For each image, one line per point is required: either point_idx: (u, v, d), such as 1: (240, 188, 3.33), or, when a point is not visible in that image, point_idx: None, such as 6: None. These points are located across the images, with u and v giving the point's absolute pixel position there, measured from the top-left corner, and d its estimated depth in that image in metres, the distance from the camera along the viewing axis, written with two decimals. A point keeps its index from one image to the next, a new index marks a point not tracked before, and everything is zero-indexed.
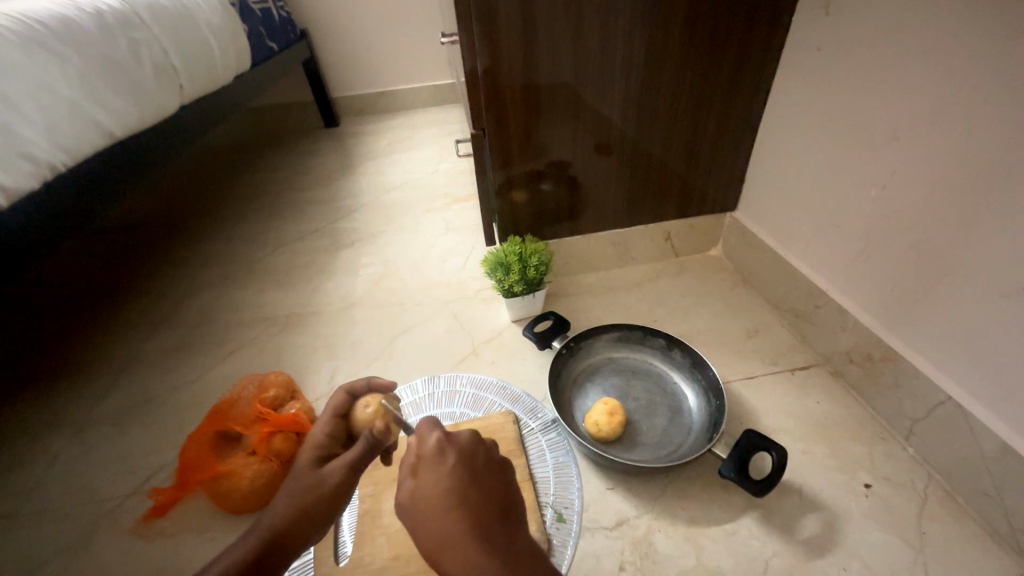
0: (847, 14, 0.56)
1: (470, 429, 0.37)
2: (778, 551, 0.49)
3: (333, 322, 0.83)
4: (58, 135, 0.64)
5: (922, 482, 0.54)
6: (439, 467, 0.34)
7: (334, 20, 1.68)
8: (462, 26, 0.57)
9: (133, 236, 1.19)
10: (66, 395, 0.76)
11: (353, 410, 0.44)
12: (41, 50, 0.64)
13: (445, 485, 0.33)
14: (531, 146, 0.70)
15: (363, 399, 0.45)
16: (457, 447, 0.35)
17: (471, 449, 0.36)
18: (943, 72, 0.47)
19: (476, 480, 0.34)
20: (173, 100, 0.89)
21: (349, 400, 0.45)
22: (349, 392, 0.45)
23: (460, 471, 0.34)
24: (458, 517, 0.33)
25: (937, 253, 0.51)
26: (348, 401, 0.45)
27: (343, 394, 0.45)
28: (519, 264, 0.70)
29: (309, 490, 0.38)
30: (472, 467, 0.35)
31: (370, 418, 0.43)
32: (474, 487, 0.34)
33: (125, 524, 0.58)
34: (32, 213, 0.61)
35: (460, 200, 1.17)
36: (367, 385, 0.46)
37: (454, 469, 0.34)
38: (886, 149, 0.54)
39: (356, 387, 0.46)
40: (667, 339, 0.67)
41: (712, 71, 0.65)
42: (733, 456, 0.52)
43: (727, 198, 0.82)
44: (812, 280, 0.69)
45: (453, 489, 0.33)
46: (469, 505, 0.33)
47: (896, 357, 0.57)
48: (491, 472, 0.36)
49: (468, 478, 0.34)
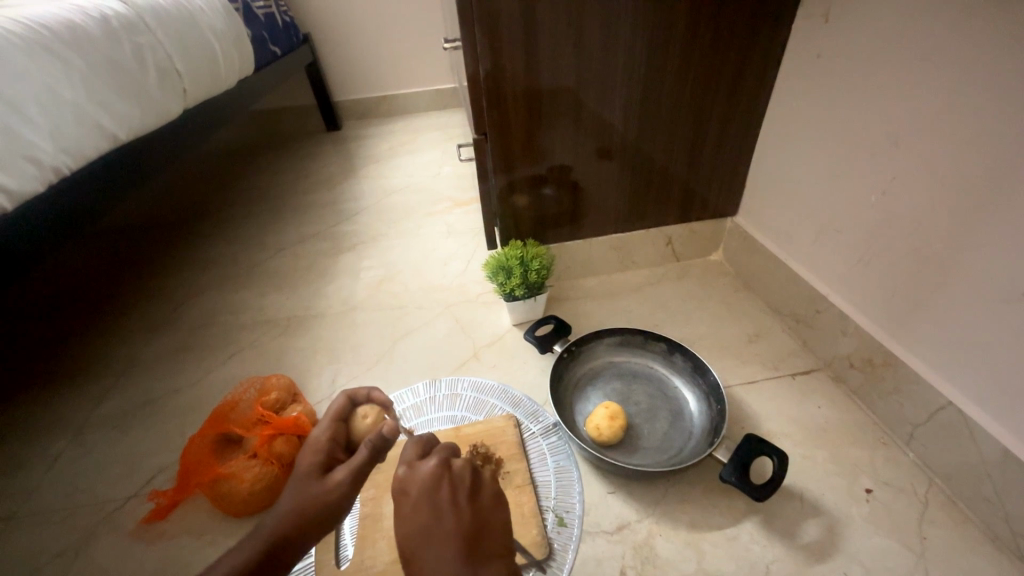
0: (847, 22, 0.56)
1: (434, 458, 0.36)
2: (779, 556, 0.49)
3: (334, 325, 0.83)
4: (62, 139, 0.64)
5: (923, 487, 0.54)
6: (407, 499, 0.34)
7: (336, 24, 1.69)
8: (466, 32, 0.58)
9: (135, 238, 1.20)
10: (67, 397, 0.76)
11: (353, 418, 0.45)
12: (46, 55, 0.64)
13: (407, 526, 0.33)
14: (533, 151, 0.70)
15: (362, 408, 0.46)
16: (423, 479, 0.34)
17: (438, 476, 0.35)
18: (941, 79, 0.47)
19: (442, 510, 0.33)
20: (177, 104, 0.89)
21: (350, 406, 0.46)
22: (349, 397, 0.46)
23: (425, 503, 0.33)
24: (425, 552, 0.31)
25: (937, 258, 0.51)
26: (348, 407, 0.46)
27: (345, 398, 0.46)
28: (520, 268, 0.70)
29: (315, 492, 0.37)
30: (438, 497, 0.33)
31: (370, 427, 0.44)
32: (441, 519, 0.32)
33: (125, 527, 0.58)
34: (37, 215, 0.62)
35: (461, 204, 1.18)
36: (365, 394, 0.48)
37: (421, 501, 0.33)
38: (886, 155, 0.55)
39: (356, 393, 0.48)
40: (668, 344, 0.67)
41: (713, 77, 0.66)
42: (734, 461, 0.52)
43: (728, 202, 0.82)
44: (812, 284, 0.69)
45: (420, 523, 0.32)
46: (436, 537, 0.32)
47: (896, 363, 0.57)
48: (461, 500, 0.34)
49: (434, 509, 0.33)
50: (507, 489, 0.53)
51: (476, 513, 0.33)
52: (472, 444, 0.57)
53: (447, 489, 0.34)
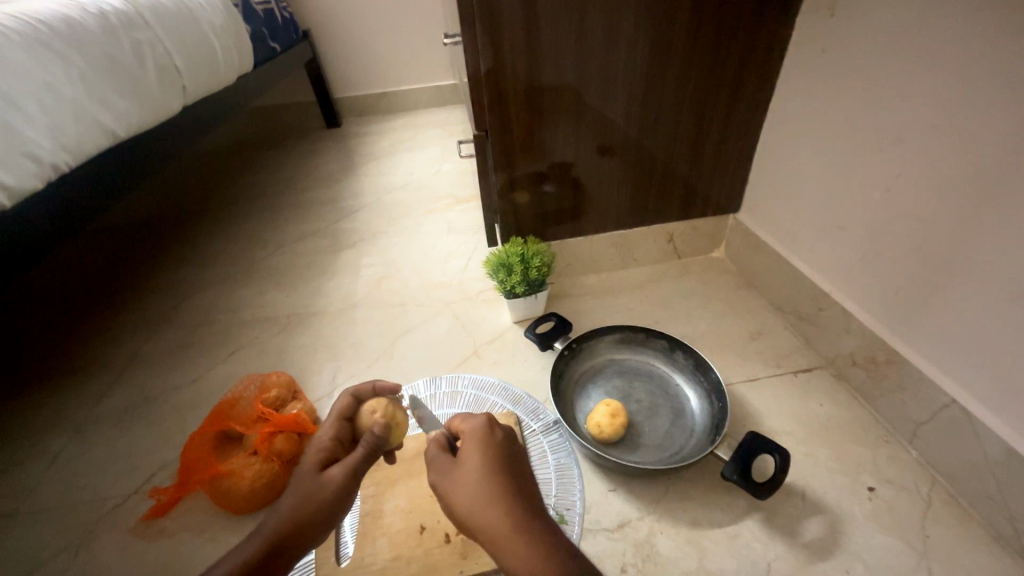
0: (852, 16, 0.56)
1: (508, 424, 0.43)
2: (781, 554, 0.49)
3: (335, 322, 0.83)
4: (62, 136, 0.64)
5: (927, 485, 0.53)
6: (469, 444, 0.39)
7: (337, 20, 1.68)
8: (466, 27, 0.57)
9: (135, 235, 1.20)
10: (68, 394, 0.76)
11: (358, 414, 0.45)
12: (44, 51, 0.64)
13: (488, 453, 0.38)
14: (534, 147, 0.70)
15: (367, 404, 0.46)
16: (487, 430, 0.40)
17: (495, 431, 0.40)
18: (947, 74, 0.47)
19: (501, 456, 0.38)
20: (177, 102, 0.89)
21: (355, 404, 0.46)
22: (354, 396, 0.47)
23: (487, 447, 0.38)
24: (488, 483, 0.36)
25: (942, 255, 0.51)
26: (353, 405, 0.46)
27: (349, 398, 0.46)
28: (521, 265, 0.70)
29: (315, 490, 0.37)
30: (499, 447, 0.39)
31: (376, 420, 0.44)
32: (501, 462, 0.38)
33: (125, 524, 0.58)
34: (35, 212, 0.62)
35: (462, 201, 1.17)
36: (370, 389, 0.48)
37: (484, 445, 0.39)
38: (890, 150, 0.54)
39: (361, 391, 0.47)
40: (669, 341, 0.67)
41: (716, 72, 0.65)
42: (736, 459, 0.52)
43: (730, 199, 0.82)
44: (815, 282, 0.69)
45: (484, 460, 0.37)
46: (494, 473, 0.37)
47: (900, 360, 0.57)
48: (514, 456, 0.39)
49: (495, 454, 0.38)
50: None
51: (524, 470, 0.39)
52: None
53: (506, 442, 0.39)
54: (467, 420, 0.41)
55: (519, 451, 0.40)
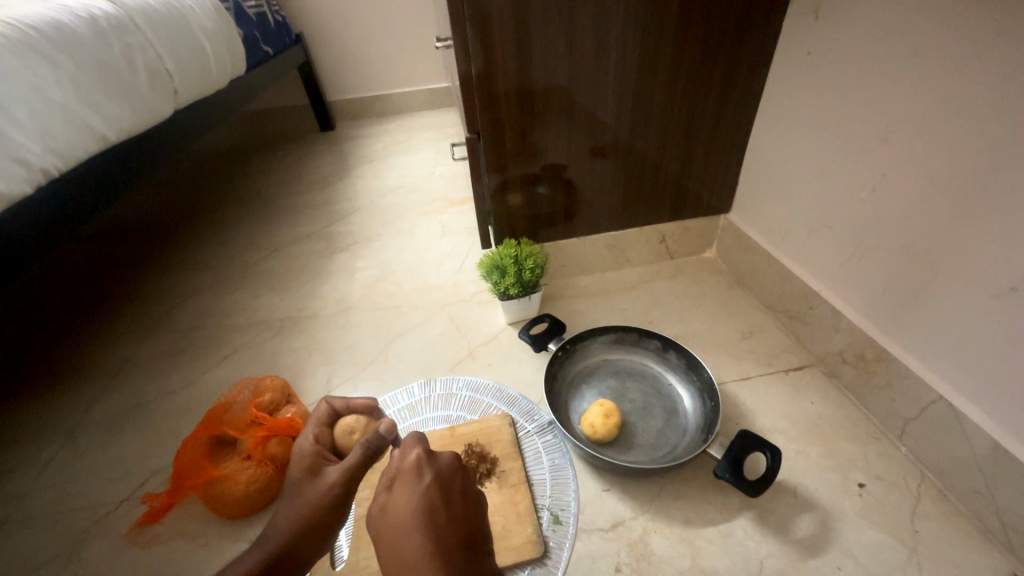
0: (837, 19, 0.56)
1: (449, 454, 0.40)
2: (773, 551, 0.49)
3: (329, 326, 0.83)
4: (51, 140, 0.64)
5: (916, 481, 0.54)
6: (389, 516, 0.37)
7: (329, 23, 1.68)
8: (457, 32, 0.58)
9: (127, 240, 1.19)
10: (58, 400, 0.76)
11: (338, 426, 0.46)
12: (34, 56, 0.64)
13: (413, 503, 0.36)
14: (526, 149, 0.70)
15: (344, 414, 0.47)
16: (398, 488, 0.38)
17: (426, 471, 0.38)
18: (930, 77, 0.48)
19: (428, 511, 0.36)
20: (167, 106, 0.89)
21: (332, 413, 0.47)
22: (330, 405, 0.47)
23: (402, 512, 0.36)
24: (410, 537, 0.35)
25: (928, 252, 0.51)
26: (330, 414, 0.47)
27: (325, 406, 0.47)
28: (515, 267, 0.70)
29: (313, 497, 0.40)
30: (426, 492, 0.37)
31: (353, 428, 0.45)
32: (434, 515, 0.36)
33: (119, 531, 0.57)
34: (24, 217, 0.61)
35: (455, 202, 1.18)
36: (347, 402, 0.48)
37: (413, 492, 0.37)
38: (877, 151, 0.55)
39: (337, 400, 0.48)
40: (662, 341, 0.67)
41: (706, 73, 0.66)
42: (728, 457, 0.52)
43: (721, 199, 0.82)
44: (805, 281, 0.69)
45: (412, 512, 0.36)
46: (426, 530, 0.35)
47: (889, 358, 0.58)
48: (437, 498, 0.37)
49: (414, 513, 0.36)
50: (503, 488, 0.54)
51: (451, 516, 0.37)
52: (468, 444, 0.58)
53: (431, 487, 0.38)
54: (407, 451, 0.40)
55: (450, 492, 0.38)
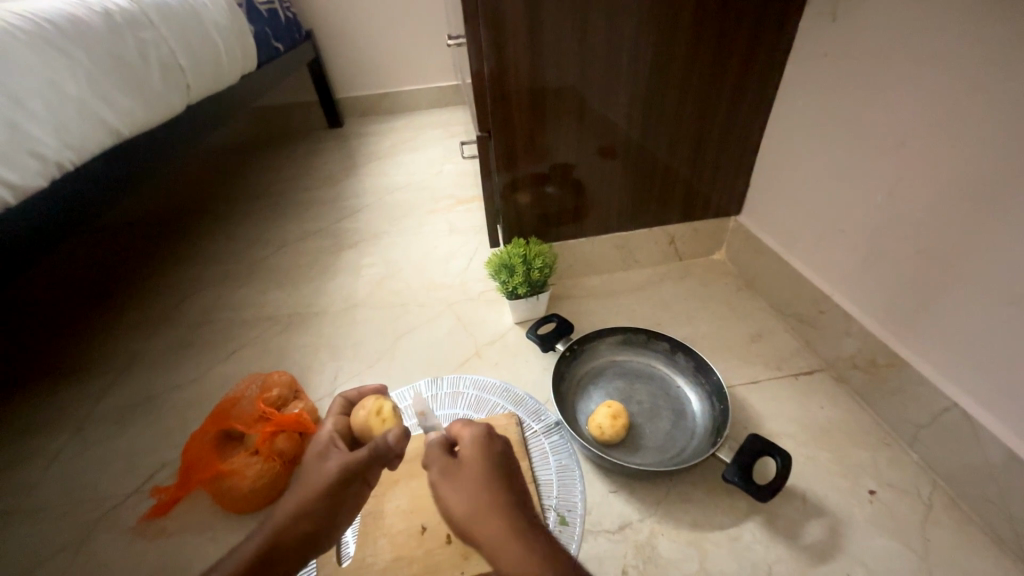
0: (853, 21, 0.56)
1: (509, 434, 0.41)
2: (782, 557, 0.49)
3: (336, 322, 0.83)
4: (66, 133, 0.64)
5: (927, 489, 0.54)
6: (463, 477, 0.35)
7: (339, 20, 1.68)
8: (470, 31, 0.58)
9: (136, 234, 1.19)
10: (67, 393, 0.76)
11: (353, 417, 0.47)
12: (50, 50, 0.64)
13: (490, 466, 0.36)
14: (537, 148, 0.70)
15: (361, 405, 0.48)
16: (470, 453, 0.37)
17: (496, 441, 0.39)
18: (947, 81, 0.47)
19: (504, 474, 0.36)
20: (179, 101, 0.89)
21: (348, 406, 0.48)
22: (345, 399, 0.49)
23: (480, 473, 0.35)
24: (493, 494, 0.34)
25: (944, 258, 0.51)
26: (346, 406, 0.48)
27: (341, 400, 0.48)
28: (524, 267, 0.70)
29: (314, 482, 0.39)
30: (500, 458, 0.37)
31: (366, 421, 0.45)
32: (510, 479, 0.36)
33: (126, 523, 0.57)
34: (35, 209, 0.62)
35: (464, 201, 1.18)
36: (360, 394, 0.50)
37: (488, 456, 0.37)
38: (893, 155, 0.54)
39: (352, 394, 0.50)
40: (671, 343, 0.67)
41: (720, 73, 0.65)
42: (738, 462, 0.52)
43: (732, 201, 0.82)
44: (816, 285, 0.69)
45: (490, 473, 0.35)
46: (507, 491, 0.35)
47: (901, 363, 0.57)
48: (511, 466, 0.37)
49: (493, 475, 0.36)
50: None
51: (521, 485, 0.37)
52: None
53: (504, 454, 0.38)
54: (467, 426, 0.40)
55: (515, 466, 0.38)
